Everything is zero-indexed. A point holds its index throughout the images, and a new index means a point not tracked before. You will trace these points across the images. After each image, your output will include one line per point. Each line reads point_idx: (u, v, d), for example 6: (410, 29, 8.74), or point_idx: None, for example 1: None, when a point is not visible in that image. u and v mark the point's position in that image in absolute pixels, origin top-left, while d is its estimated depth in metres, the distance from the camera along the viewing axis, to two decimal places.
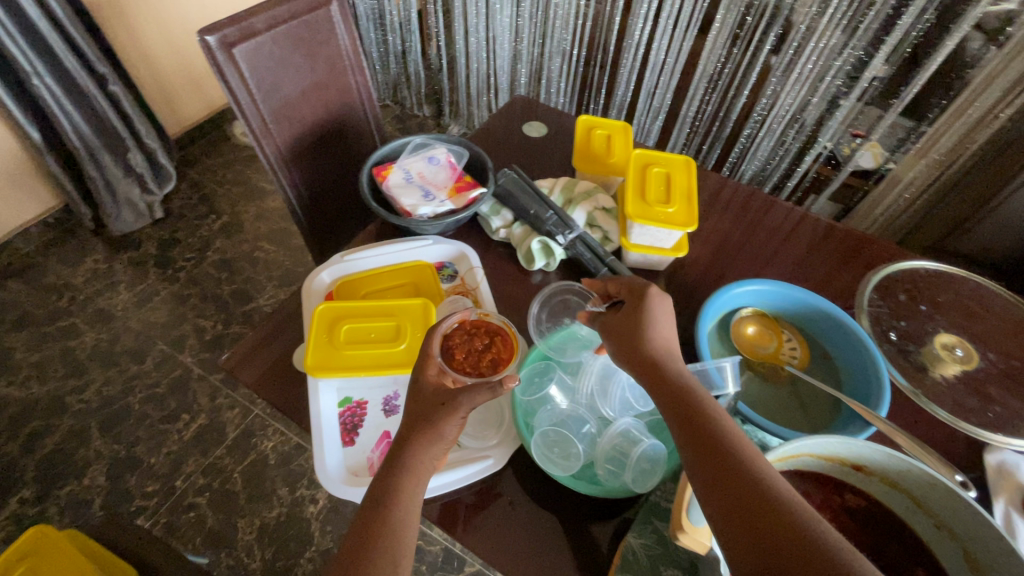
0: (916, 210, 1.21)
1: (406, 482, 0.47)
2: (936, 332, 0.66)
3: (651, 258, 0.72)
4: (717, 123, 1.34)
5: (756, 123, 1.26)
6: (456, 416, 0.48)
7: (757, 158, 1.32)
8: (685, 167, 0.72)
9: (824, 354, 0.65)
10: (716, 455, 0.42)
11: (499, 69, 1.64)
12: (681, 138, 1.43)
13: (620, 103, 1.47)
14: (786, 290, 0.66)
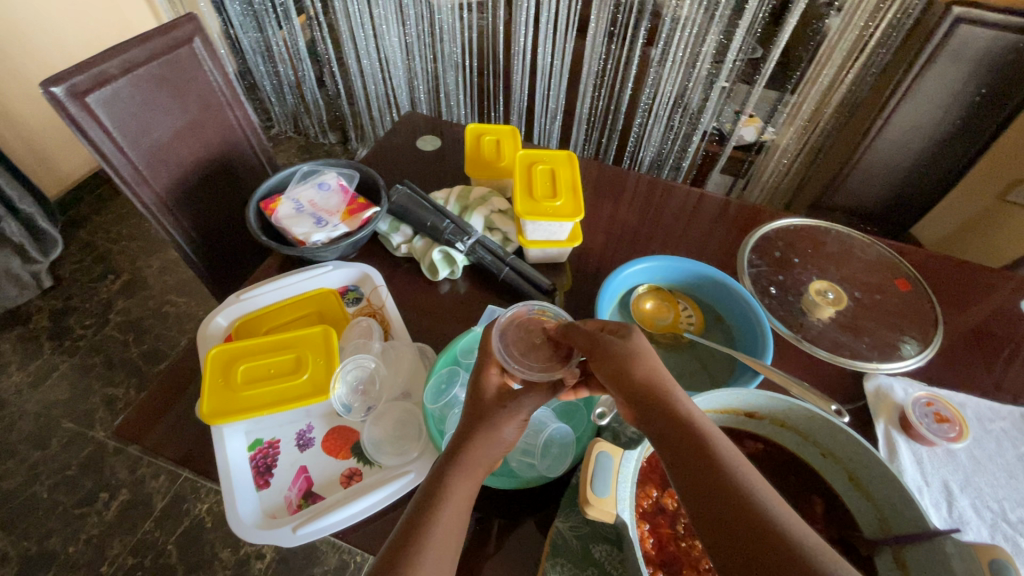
0: (795, 172, 1.34)
1: (463, 478, 0.44)
2: (810, 281, 0.73)
3: (551, 251, 0.75)
4: (610, 116, 1.41)
5: (645, 112, 1.34)
6: (517, 418, 0.47)
7: (652, 144, 1.39)
8: (567, 162, 0.75)
9: (716, 316, 0.70)
10: (721, 499, 0.38)
11: (397, 89, 1.64)
12: (580, 135, 1.49)
13: (518, 109, 1.52)
14: (673, 262, 0.70)
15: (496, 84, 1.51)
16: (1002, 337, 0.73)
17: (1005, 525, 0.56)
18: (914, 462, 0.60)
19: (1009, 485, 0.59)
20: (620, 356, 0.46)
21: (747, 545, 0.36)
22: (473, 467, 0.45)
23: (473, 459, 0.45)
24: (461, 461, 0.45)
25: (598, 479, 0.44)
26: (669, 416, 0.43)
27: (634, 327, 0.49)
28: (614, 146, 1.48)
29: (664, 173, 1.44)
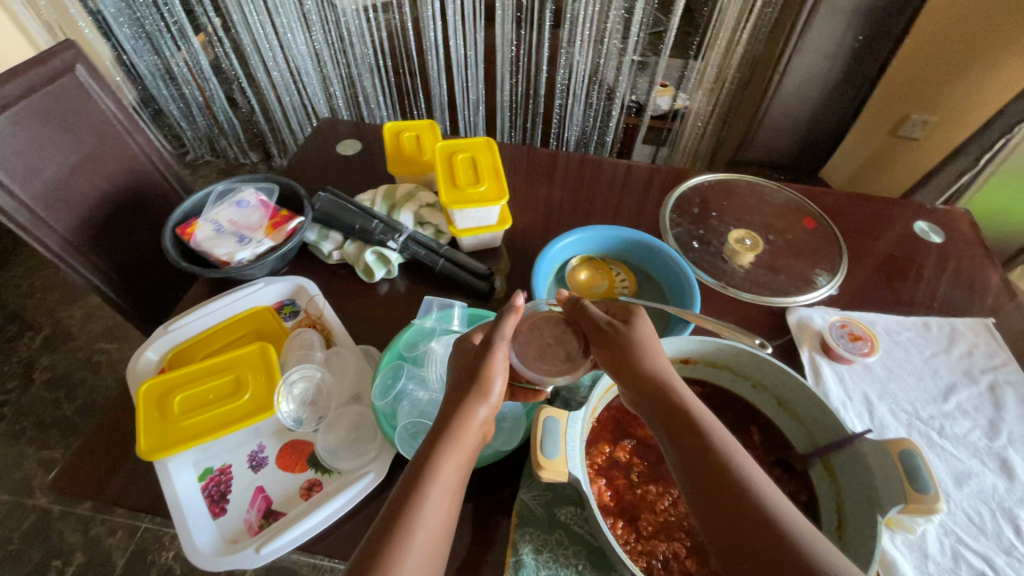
0: (710, 135, 1.37)
1: (449, 457, 0.44)
2: (728, 231, 0.78)
3: (484, 237, 0.76)
4: (531, 100, 1.43)
5: (563, 93, 1.37)
6: (496, 359, 0.49)
7: (575, 124, 1.43)
8: (487, 147, 0.76)
9: (648, 277, 0.73)
10: (714, 476, 0.41)
11: (313, 98, 1.60)
12: (506, 123, 1.51)
13: (441, 105, 1.51)
14: (601, 230, 0.73)
15: (414, 83, 1.50)
16: (901, 258, 0.80)
17: (918, 423, 0.62)
18: (837, 381, 0.65)
19: (919, 387, 0.66)
20: (631, 351, 0.50)
21: (733, 525, 0.39)
22: (459, 444, 0.45)
23: (459, 435, 0.45)
24: (448, 438, 0.44)
25: (548, 440, 0.46)
26: (672, 406, 0.46)
27: (644, 323, 0.53)
28: (539, 130, 1.50)
29: (591, 150, 1.48)
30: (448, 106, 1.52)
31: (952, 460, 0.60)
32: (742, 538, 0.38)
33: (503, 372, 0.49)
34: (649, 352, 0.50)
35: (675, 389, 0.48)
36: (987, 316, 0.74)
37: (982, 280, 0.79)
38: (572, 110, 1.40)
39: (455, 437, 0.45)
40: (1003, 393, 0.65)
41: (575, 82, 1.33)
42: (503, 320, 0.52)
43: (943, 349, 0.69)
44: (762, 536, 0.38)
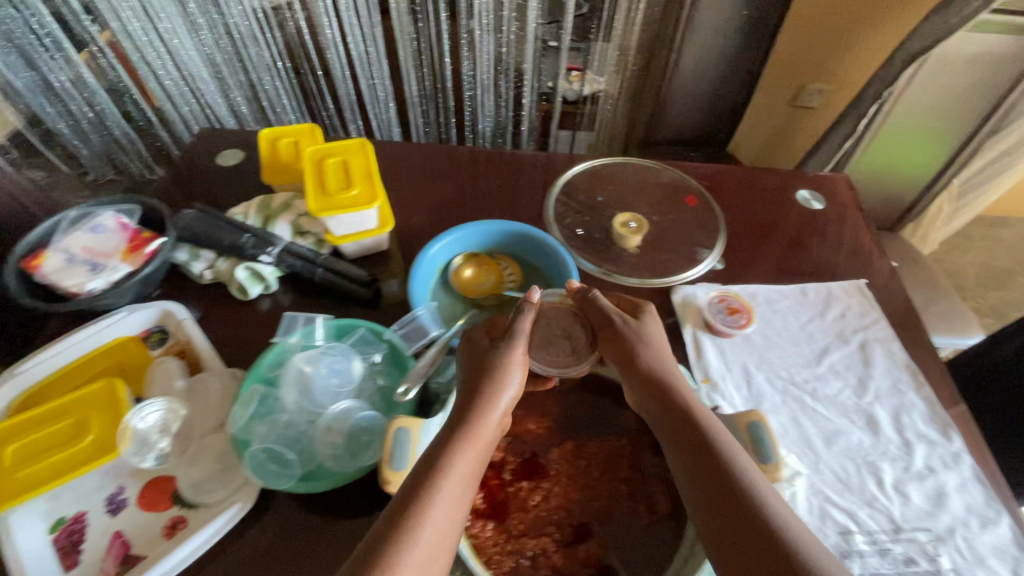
0: (621, 116, 1.36)
1: (465, 448, 0.45)
2: (613, 217, 0.78)
3: (367, 242, 0.74)
4: (440, 92, 1.39)
5: (471, 85, 1.34)
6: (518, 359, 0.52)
7: (487, 115, 1.41)
8: (361, 149, 0.73)
9: (534, 269, 0.73)
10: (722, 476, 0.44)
11: (214, 105, 1.40)
12: (418, 117, 1.46)
13: (357, 101, 1.43)
14: (481, 225, 0.71)
15: (320, 84, 1.40)
16: (782, 228, 0.82)
17: (793, 388, 0.65)
18: (717, 355, 0.67)
19: (794, 353, 0.68)
20: (639, 355, 0.53)
21: (738, 521, 0.41)
22: (474, 438, 0.46)
23: (475, 429, 0.46)
24: (463, 432, 0.46)
25: (397, 451, 0.45)
26: (681, 406, 0.49)
27: (653, 327, 0.57)
28: (453, 122, 1.47)
29: (507, 141, 1.47)
30: (358, 102, 1.43)
31: (822, 421, 0.62)
32: (741, 533, 0.40)
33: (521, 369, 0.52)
34: (659, 355, 0.54)
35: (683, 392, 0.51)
36: (860, 277, 0.77)
37: (857, 242, 0.82)
38: (481, 102, 1.38)
39: (471, 432, 0.46)
40: (872, 351, 0.68)
41: (480, 71, 1.30)
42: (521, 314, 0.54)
43: (818, 313, 0.72)
44: (760, 532, 0.40)
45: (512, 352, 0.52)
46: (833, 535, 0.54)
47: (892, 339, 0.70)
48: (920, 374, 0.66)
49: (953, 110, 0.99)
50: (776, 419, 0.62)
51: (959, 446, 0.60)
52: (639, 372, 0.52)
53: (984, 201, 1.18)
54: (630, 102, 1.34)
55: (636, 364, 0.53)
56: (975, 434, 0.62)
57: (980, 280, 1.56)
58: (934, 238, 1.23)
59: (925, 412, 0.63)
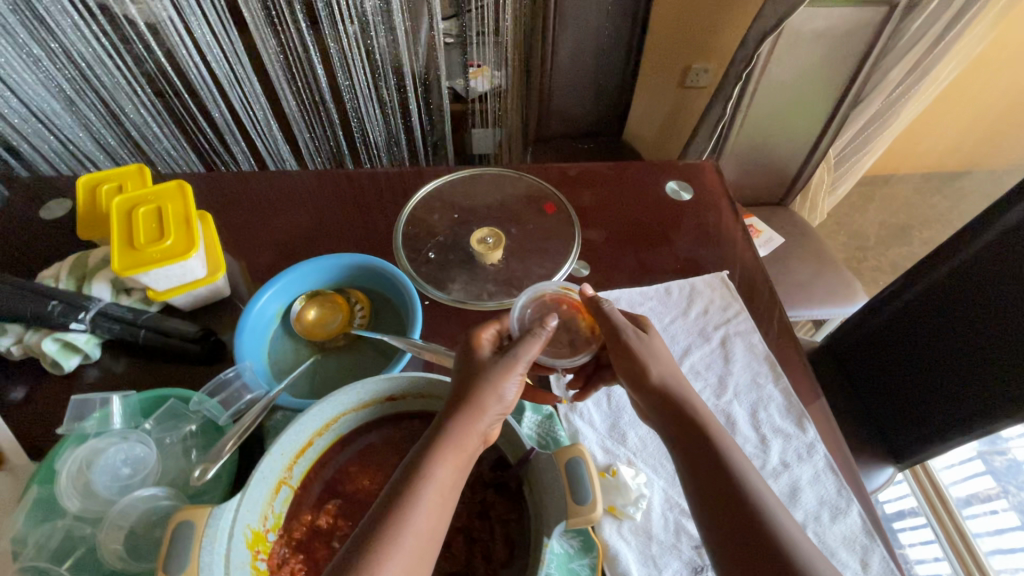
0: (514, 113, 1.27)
1: (446, 462, 0.44)
2: (471, 233, 0.74)
3: (202, 291, 0.68)
4: (322, 111, 1.09)
5: (352, 93, 1.07)
6: (514, 371, 0.49)
7: (376, 127, 1.14)
8: (179, 192, 0.67)
9: (385, 301, 0.68)
10: (726, 496, 0.44)
11: (77, 140, 0.98)
12: (305, 134, 1.12)
13: (253, 124, 1.05)
14: (319, 260, 0.66)
15: (195, 113, 1.00)
16: (647, 225, 0.81)
17: None
18: None
19: None
20: (642, 363, 0.53)
21: (745, 543, 0.42)
22: (458, 452, 0.45)
23: (459, 440, 0.45)
24: (449, 445, 0.45)
25: (172, 556, 0.38)
26: (687, 416, 0.49)
27: (654, 334, 0.56)
28: (342, 138, 1.16)
29: (403, 150, 1.23)
30: (237, 125, 1.05)
31: None
32: (744, 550, 0.42)
33: (518, 382, 0.50)
34: (661, 361, 0.53)
35: (689, 399, 0.51)
36: (722, 269, 0.76)
37: (721, 231, 0.81)
38: (366, 116, 1.12)
39: (456, 445, 0.45)
40: (733, 346, 0.68)
41: (358, 79, 1.04)
42: (533, 338, 0.52)
43: (681, 313, 0.71)
44: (757, 549, 0.42)
45: (516, 363, 0.50)
46: (687, 550, 0.53)
47: (752, 331, 0.69)
48: (779, 365, 0.66)
49: (816, 85, 1.00)
50: (635, 433, 0.60)
51: (813, 436, 0.60)
52: (641, 380, 0.52)
53: (859, 169, 1.26)
54: (522, 98, 1.25)
55: (637, 370, 0.52)
56: (827, 421, 0.63)
57: (880, 239, 1.61)
58: (821, 207, 1.28)
59: (782, 404, 0.63)
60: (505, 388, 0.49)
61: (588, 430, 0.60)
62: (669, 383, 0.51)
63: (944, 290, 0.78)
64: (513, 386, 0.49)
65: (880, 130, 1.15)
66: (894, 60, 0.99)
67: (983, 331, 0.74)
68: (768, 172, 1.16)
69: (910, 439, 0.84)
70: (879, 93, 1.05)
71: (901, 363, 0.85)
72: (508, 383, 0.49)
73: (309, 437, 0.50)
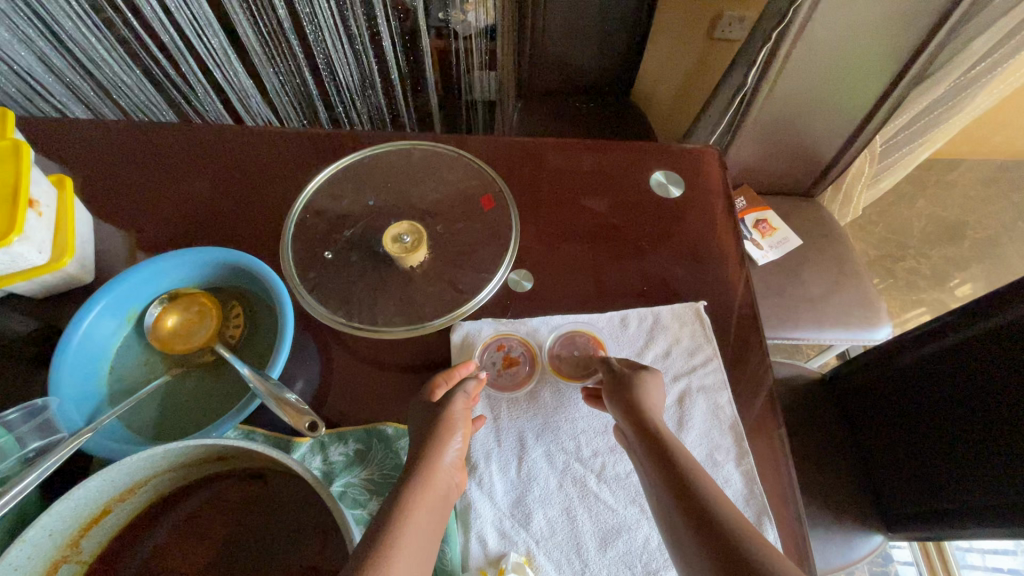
0: (502, 58, 1.07)
1: (421, 501, 0.37)
2: (385, 228, 0.59)
3: (47, 280, 0.56)
4: (281, 41, 0.86)
5: (313, 25, 0.85)
6: (456, 417, 0.45)
7: (344, 67, 0.94)
8: (12, 155, 0.53)
9: (265, 309, 0.55)
10: (677, 502, 0.37)
11: (19, 61, 0.75)
12: (268, 70, 0.90)
13: (209, 55, 0.83)
14: (184, 253, 0.54)
15: (147, 38, 0.78)
16: (611, 228, 0.64)
17: (575, 466, 0.50)
18: (488, 423, 0.52)
19: (591, 414, 0.53)
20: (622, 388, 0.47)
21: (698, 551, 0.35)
22: (429, 490, 0.38)
23: (430, 479, 0.39)
24: (416, 483, 0.38)
25: None
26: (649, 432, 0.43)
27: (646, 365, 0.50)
28: (308, 79, 0.94)
29: (373, 98, 1.02)
30: (195, 57, 0.83)
31: (602, 514, 0.48)
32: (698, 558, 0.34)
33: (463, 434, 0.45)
34: (648, 387, 0.47)
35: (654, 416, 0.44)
36: (699, 298, 0.60)
37: (709, 245, 0.64)
38: (331, 49, 0.90)
39: (423, 484, 0.39)
40: (691, 405, 0.53)
41: (319, 7, 0.83)
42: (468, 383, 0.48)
43: (636, 354, 0.56)
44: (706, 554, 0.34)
45: (454, 411, 0.45)
46: None
47: (721, 388, 0.54)
48: (745, 437, 0.52)
49: (872, 51, 0.77)
50: (543, 514, 0.48)
51: (770, 541, 0.47)
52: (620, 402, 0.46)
53: (908, 160, 1.05)
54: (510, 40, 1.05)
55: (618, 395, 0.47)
56: (792, 520, 0.50)
57: (925, 237, 1.38)
58: (855, 201, 1.08)
59: (740, 494, 0.49)
60: (455, 419, 0.45)
61: (484, 505, 0.48)
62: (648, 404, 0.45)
63: (984, 347, 0.60)
64: (460, 413, 0.45)
65: (945, 114, 0.93)
66: (982, 26, 0.76)
67: (1011, 410, 0.57)
68: (795, 156, 0.95)
69: (907, 510, 0.70)
70: (953, 67, 0.82)
71: (910, 421, 0.68)
72: (452, 413, 0.45)
73: (106, 504, 0.39)
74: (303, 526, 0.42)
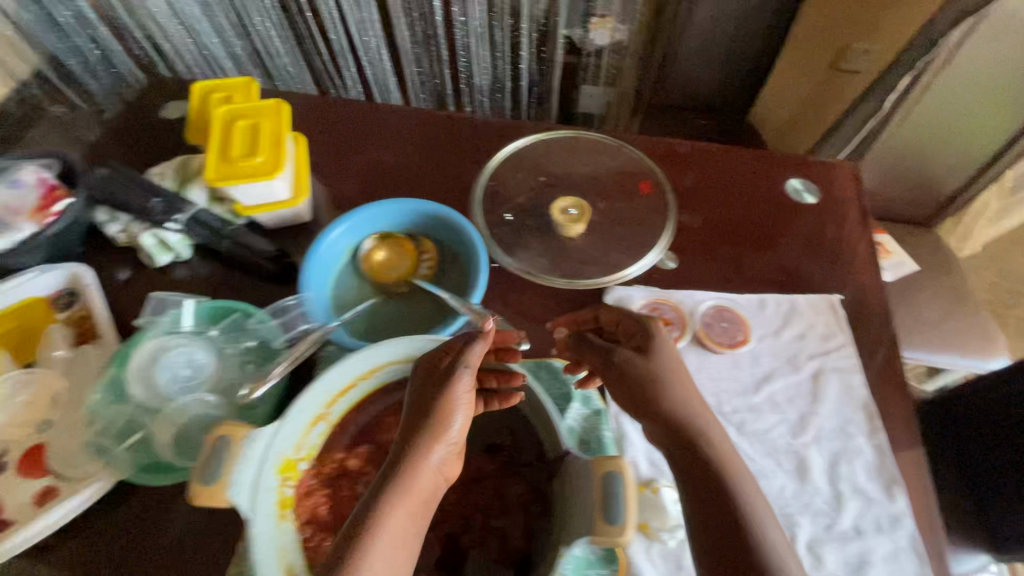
0: (629, 76, 1.15)
1: (396, 514, 0.37)
2: (552, 202, 0.69)
3: (283, 214, 0.69)
4: (433, 46, 1.04)
5: (462, 33, 1.01)
6: (452, 409, 0.41)
7: (482, 70, 1.08)
8: (276, 112, 0.67)
9: (453, 256, 0.66)
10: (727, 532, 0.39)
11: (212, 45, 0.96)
12: (413, 71, 1.08)
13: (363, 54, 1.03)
14: (398, 203, 0.64)
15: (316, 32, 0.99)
16: (750, 222, 0.71)
17: (717, 418, 0.56)
18: None
19: (730, 376, 0.59)
20: (656, 385, 0.45)
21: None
22: (408, 498, 0.38)
23: (410, 489, 0.38)
24: (395, 490, 0.38)
25: (208, 465, 0.41)
26: (691, 444, 0.43)
27: (661, 350, 0.48)
28: (450, 79, 1.10)
29: (507, 101, 1.16)
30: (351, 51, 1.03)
31: (742, 461, 0.54)
32: None
33: (465, 415, 0.42)
34: (678, 383, 0.46)
35: (700, 425, 0.44)
36: (835, 293, 0.66)
37: (843, 248, 0.69)
38: (475, 56, 1.05)
39: (403, 490, 0.38)
40: (827, 382, 0.58)
41: (474, 18, 0.98)
42: (470, 350, 0.44)
43: (772, 332, 0.62)
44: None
45: (456, 395, 0.42)
46: None
47: (854, 371, 0.59)
48: (878, 417, 0.57)
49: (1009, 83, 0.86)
50: None
51: (902, 507, 0.51)
52: (649, 403, 0.45)
53: None
54: (638, 64, 1.12)
55: (647, 393, 0.45)
56: (921, 496, 0.53)
57: None
58: (974, 237, 1.08)
59: (872, 463, 0.54)
60: (455, 405, 0.42)
61: (636, 437, 0.55)
62: (689, 405, 0.45)
63: None
64: (462, 397, 0.42)
65: None
66: None
67: None
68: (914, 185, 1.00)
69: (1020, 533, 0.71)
70: None
71: None
72: (450, 400, 0.41)
73: (354, 380, 0.50)
74: (496, 426, 0.51)
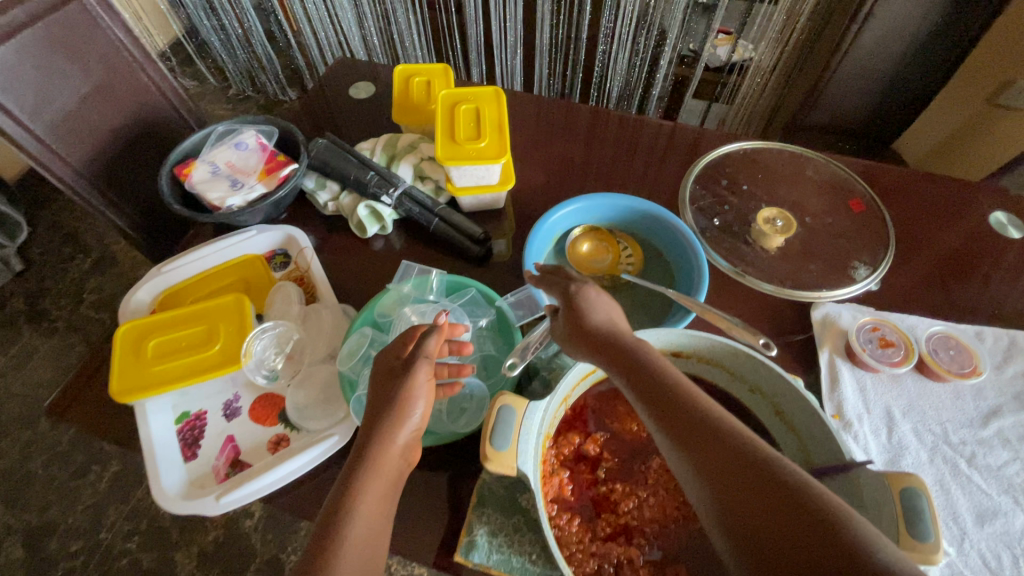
0: (771, 93, 1.14)
1: (371, 487, 0.40)
2: (758, 211, 0.69)
3: (485, 197, 0.71)
4: (572, 46, 1.15)
5: (608, 38, 1.08)
6: (416, 392, 0.43)
7: (617, 75, 1.15)
8: (494, 99, 0.70)
9: (657, 254, 0.67)
10: (680, 426, 0.36)
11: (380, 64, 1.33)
12: (544, 70, 1.22)
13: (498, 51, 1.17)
14: (615, 197, 0.66)
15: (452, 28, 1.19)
16: (958, 252, 0.68)
17: (945, 447, 0.55)
18: (856, 390, 0.58)
19: (953, 406, 0.57)
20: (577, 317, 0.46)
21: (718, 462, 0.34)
22: (378, 475, 0.40)
23: (380, 466, 0.41)
24: (365, 471, 0.40)
25: (500, 430, 0.43)
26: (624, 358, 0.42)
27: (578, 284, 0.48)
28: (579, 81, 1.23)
29: (634, 106, 1.22)
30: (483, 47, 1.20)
31: (977, 495, 0.52)
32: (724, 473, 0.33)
33: (426, 397, 0.44)
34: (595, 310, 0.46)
35: (623, 339, 0.43)
36: None
37: None
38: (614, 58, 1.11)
39: (372, 470, 0.40)
40: None
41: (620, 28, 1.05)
42: (428, 338, 0.46)
43: (994, 366, 0.60)
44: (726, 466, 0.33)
45: (418, 380, 0.44)
46: None
47: None
48: None
49: None
50: None
51: None
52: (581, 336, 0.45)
53: None
54: (782, 81, 1.12)
55: (576, 325, 0.45)
56: None
57: None
58: None
59: None
60: (417, 390, 0.44)
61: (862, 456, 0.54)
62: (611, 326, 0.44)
63: None
64: (422, 383, 0.44)
65: None
66: None
67: None
68: None
69: None
70: None
71: None
72: (413, 386, 0.43)
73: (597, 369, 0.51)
74: None
